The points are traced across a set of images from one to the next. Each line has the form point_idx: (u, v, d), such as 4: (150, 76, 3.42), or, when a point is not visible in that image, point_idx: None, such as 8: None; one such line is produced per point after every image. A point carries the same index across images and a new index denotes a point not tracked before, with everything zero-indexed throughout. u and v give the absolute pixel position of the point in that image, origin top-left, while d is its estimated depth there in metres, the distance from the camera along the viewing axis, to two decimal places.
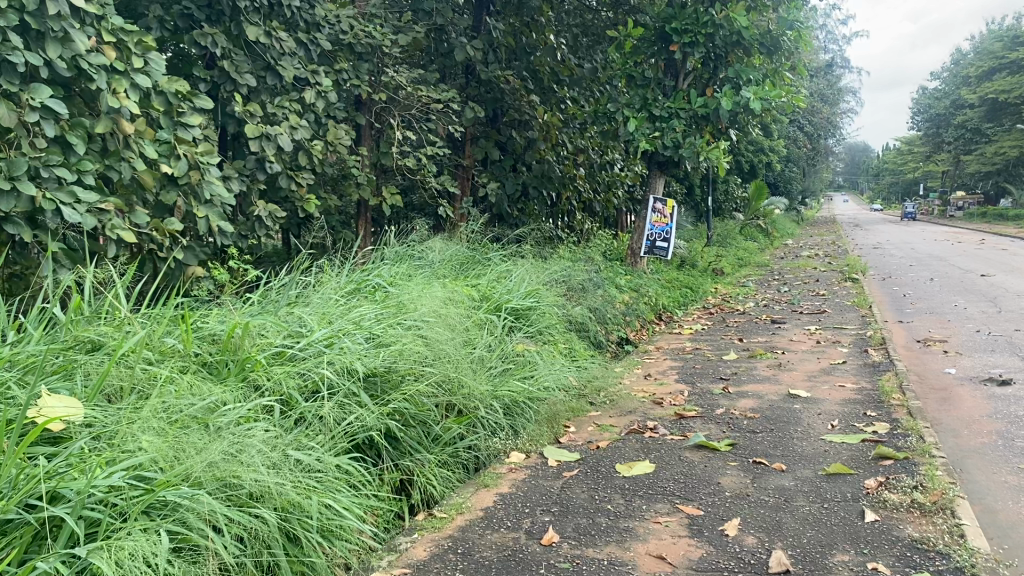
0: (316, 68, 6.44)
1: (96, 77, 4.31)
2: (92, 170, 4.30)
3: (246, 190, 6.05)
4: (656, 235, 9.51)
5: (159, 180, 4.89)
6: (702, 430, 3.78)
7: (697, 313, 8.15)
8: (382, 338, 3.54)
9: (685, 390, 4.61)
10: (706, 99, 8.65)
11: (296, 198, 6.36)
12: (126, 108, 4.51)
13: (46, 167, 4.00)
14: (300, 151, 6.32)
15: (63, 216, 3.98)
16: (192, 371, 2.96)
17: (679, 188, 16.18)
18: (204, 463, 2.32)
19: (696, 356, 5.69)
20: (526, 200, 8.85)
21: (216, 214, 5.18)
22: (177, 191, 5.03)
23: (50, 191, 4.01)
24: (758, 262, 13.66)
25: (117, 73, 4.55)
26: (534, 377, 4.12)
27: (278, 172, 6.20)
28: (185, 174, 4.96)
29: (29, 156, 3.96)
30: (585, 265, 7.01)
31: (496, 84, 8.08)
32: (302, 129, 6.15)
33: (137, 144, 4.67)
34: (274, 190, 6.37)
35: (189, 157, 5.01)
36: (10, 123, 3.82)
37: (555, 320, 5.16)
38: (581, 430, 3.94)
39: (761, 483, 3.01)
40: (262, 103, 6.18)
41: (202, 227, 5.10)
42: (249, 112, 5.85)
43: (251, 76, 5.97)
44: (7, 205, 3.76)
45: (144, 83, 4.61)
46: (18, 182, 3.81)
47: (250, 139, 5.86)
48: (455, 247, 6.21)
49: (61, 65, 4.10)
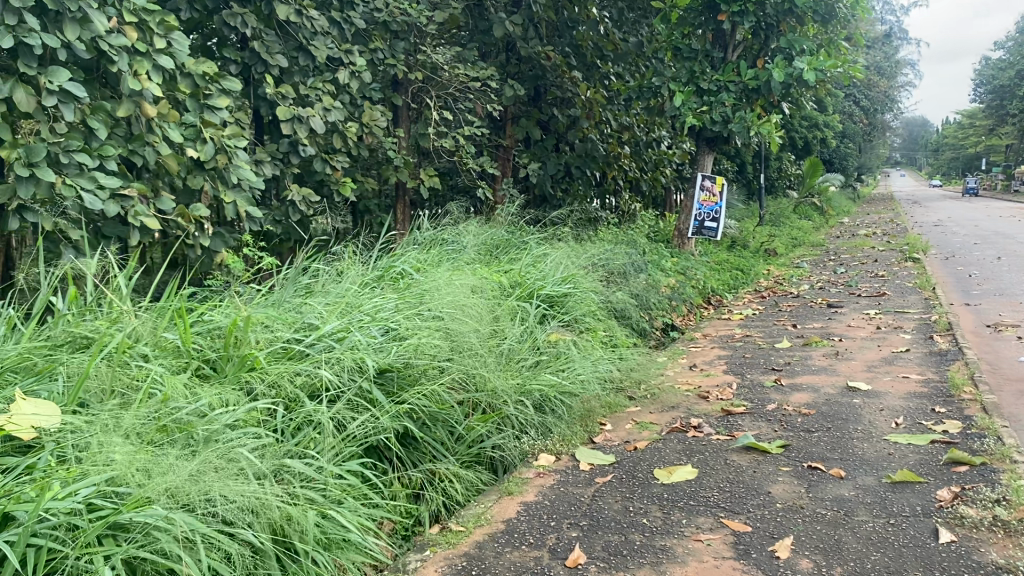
0: (351, 47, 6.18)
1: (117, 59, 4.09)
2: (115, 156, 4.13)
3: (279, 174, 5.84)
4: (704, 215, 9.05)
5: (184, 165, 4.70)
6: (752, 428, 3.44)
7: (748, 297, 7.77)
8: (399, 331, 3.27)
9: (733, 382, 4.27)
10: (758, 72, 8.22)
11: (331, 182, 6.13)
12: (149, 91, 4.30)
13: (66, 153, 3.85)
14: (335, 134, 6.09)
15: (84, 203, 3.83)
16: (189, 372, 2.75)
17: (730, 166, 15.66)
18: (184, 480, 2.08)
19: (746, 343, 5.33)
20: (568, 180, 8.53)
21: (244, 199, 4.96)
22: (204, 176, 4.83)
23: (71, 178, 3.85)
24: (813, 241, 13.15)
25: (140, 54, 4.33)
26: (569, 370, 3.82)
27: (312, 155, 5.97)
28: (211, 159, 4.75)
29: (48, 141, 3.81)
30: (628, 247, 6.69)
31: (537, 61, 7.76)
32: (336, 110, 5.91)
33: (160, 128, 4.48)
34: (306, 174, 6.14)
35: (216, 140, 4.79)
36: (29, 109, 3.66)
37: (593, 306, 4.85)
38: (618, 428, 3.63)
39: (818, 493, 2.67)
40: (294, 84, 5.95)
41: (230, 213, 4.89)
42: (280, 94, 5.62)
43: (282, 56, 5.73)
44: (28, 192, 3.64)
45: (167, 64, 4.38)
46: (37, 169, 3.67)
47: (281, 121, 5.64)
48: (491, 230, 5.93)
49: (80, 47, 3.88)
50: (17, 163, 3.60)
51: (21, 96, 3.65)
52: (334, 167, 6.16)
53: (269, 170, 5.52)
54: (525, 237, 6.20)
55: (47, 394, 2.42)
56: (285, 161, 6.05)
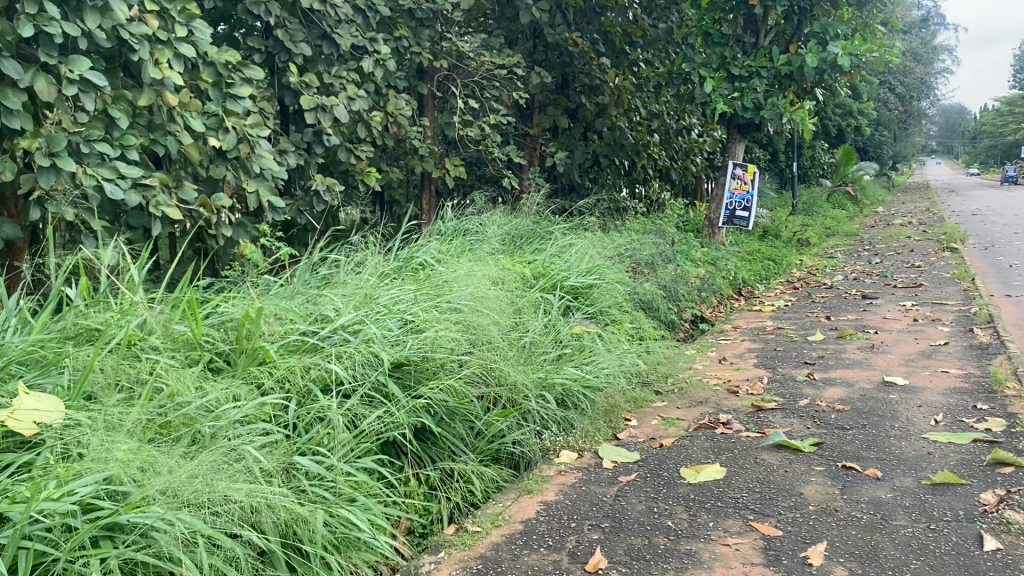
0: (375, 35, 6.08)
1: (138, 48, 4.02)
2: (135, 145, 4.08)
3: (303, 164, 5.77)
4: (735, 204, 8.87)
5: (206, 154, 4.64)
6: (784, 425, 3.31)
7: (780, 288, 7.58)
8: (417, 323, 3.17)
9: (764, 376, 4.13)
10: (791, 57, 8.01)
11: (355, 172, 6.05)
12: (169, 79, 4.24)
13: (87, 143, 3.82)
14: (359, 123, 6.00)
15: (105, 193, 3.81)
16: (200, 366, 2.68)
17: (762, 154, 15.40)
18: (189, 476, 1.99)
19: (778, 336, 5.17)
20: (597, 169, 8.39)
21: (267, 188, 4.89)
22: (226, 165, 4.77)
23: (92, 168, 3.84)
24: (847, 230, 12.88)
25: (161, 42, 4.26)
26: (593, 364, 3.71)
27: (337, 145, 5.89)
28: (233, 148, 4.69)
29: (69, 132, 3.76)
30: (656, 237, 6.54)
31: (564, 48, 7.62)
32: (361, 99, 5.82)
33: (181, 117, 4.42)
34: (330, 164, 6.07)
35: (239, 129, 4.72)
36: (50, 98, 3.60)
37: (619, 298, 4.73)
38: (644, 424, 3.51)
39: (853, 495, 2.54)
40: (319, 72, 5.87)
41: (253, 202, 4.82)
42: (304, 83, 5.53)
43: (306, 45, 5.63)
44: (49, 181, 3.62)
45: (189, 53, 4.31)
46: (59, 158, 3.65)
47: (305, 110, 5.56)
48: (516, 220, 5.82)
49: (101, 36, 3.81)
50: (37, 152, 3.57)
51: (42, 86, 3.59)
52: (360, 157, 6.08)
53: (293, 160, 5.45)
54: (550, 227, 6.07)
55: (53, 388, 2.35)
56: (308, 151, 5.97)
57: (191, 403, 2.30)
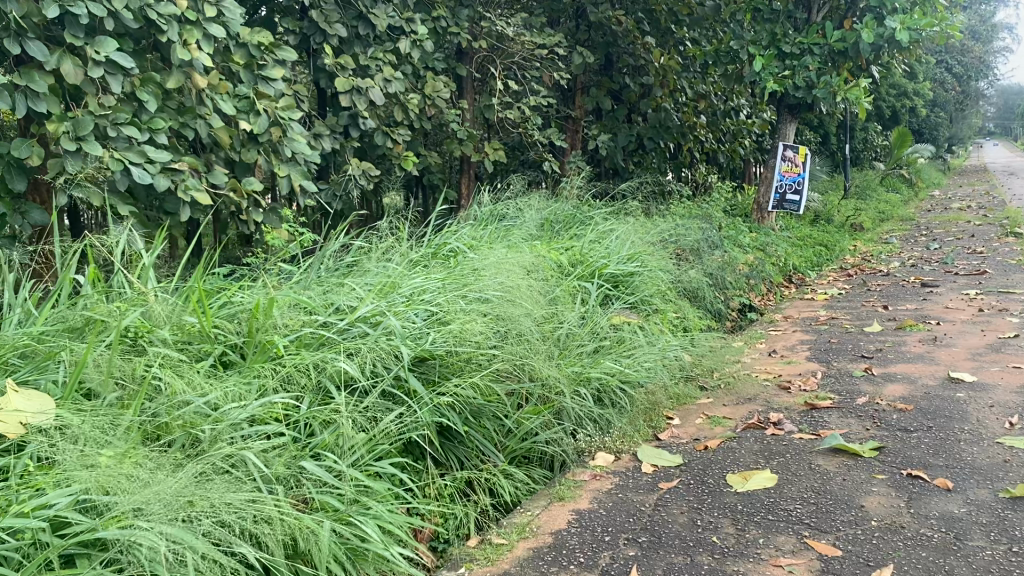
0: (412, 15, 5.87)
1: (166, 28, 3.86)
2: (164, 129, 3.95)
3: (338, 148, 5.59)
4: (785, 187, 8.51)
5: (237, 138, 4.48)
6: (840, 426, 3.05)
7: (833, 275, 7.24)
8: (443, 314, 2.97)
9: (818, 371, 3.85)
10: (845, 32, 7.60)
11: (393, 156, 5.85)
12: (199, 61, 4.08)
13: (114, 127, 3.72)
14: (395, 105, 5.80)
15: (132, 177, 3.69)
16: (209, 362, 2.50)
17: (813, 137, 14.95)
18: (179, 485, 1.80)
19: (832, 327, 4.87)
20: (641, 152, 8.10)
21: (299, 173, 4.72)
22: (259, 149, 4.61)
23: (120, 152, 3.72)
24: (904, 214, 12.40)
25: (189, 23, 4.09)
26: (632, 357, 3.48)
27: (373, 128, 5.69)
28: (265, 132, 4.52)
29: (96, 115, 3.66)
30: (702, 222, 6.25)
31: (608, 26, 7.33)
32: (398, 82, 5.61)
33: (211, 99, 4.26)
34: (367, 148, 5.88)
35: (270, 112, 4.55)
36: (76, 81, 3.51)
37: (662, 286, 4.48)
38: (687, 424, 3.27)
39: (921, 509, 2.28)
40: (354, 54, 5.67)
41: (284, 187, 4.65)
42: (340, 64, 5.34)
43: (342, 26, 5.44)
44: (75, 166, 3.54)
45: (219, 33, 4.14)
46: (84, 143, 3.57)
47: (340, 93, 5.37)
48: (555, 205, 5.59)
49: (128, 16, 3.68)
50: (65, 137, 3.50)
51: (68, 68, 3.52)
52: (396, 141, 5.88)
53: (327, 144, 5.27)
54: (591, 211, 5.82)
55: (47, 385, 2.18)
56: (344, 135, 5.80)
57: (193, 402, 2.13)
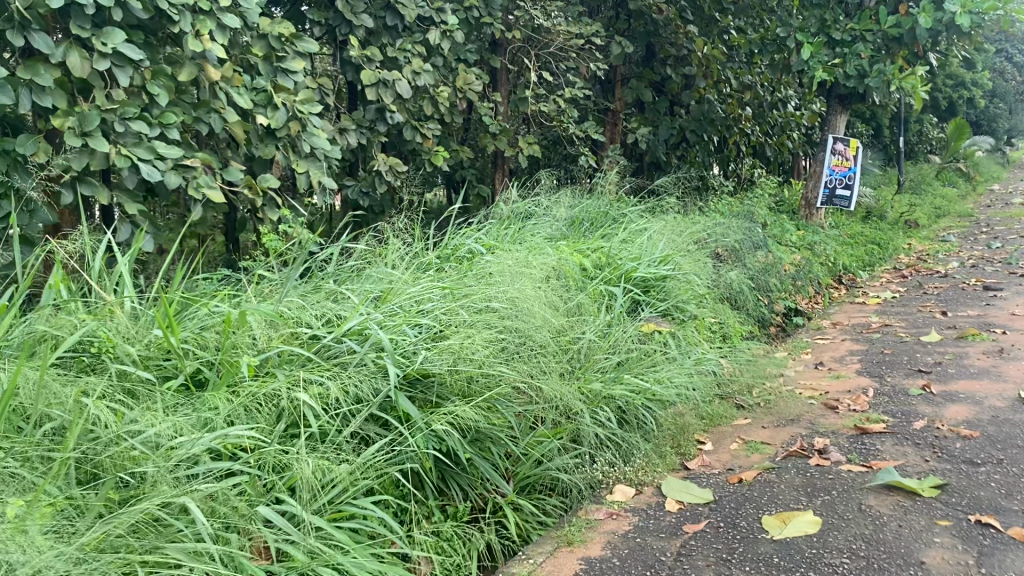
0: (442, 4, 5.54)
1: (178, 18, 3.59)
2: (176, 124, 3.67)
3: (365, 144, 5.29)
4: (835, 182, 8.04)
5: (254, 132, 4.21)
6: (897, 456, 2.67)
7: (887, 276, 6.80)
8: (443, 328, 2.68)
9: (870, 388, 3.46)
10: (901, 18, 7.08)
11: (422, 151, 5.54)
12: (213, 51, 3.82)
13: (121, 121, 3.46)
14: (424, 99, 5.49)
15: (140, 174, 3.44)
16: (173, 386, 2.22)
17: (865, 129, 14.38)
18: (81, 557, 1.49)
19: (886, 336, 4.46)
20: (684, 146, 7.70)
21: (319, 168, 4.44)
22: (276, 144, 4.33)
23: (128, 148, 3.47)
24: (961, 210, 11.79)
25: (202, 12, 3.80)
26: (661, 371, 3.15)
27: (400, 122, 5.39)
28: (284, 126, 4.24)
29: (102, 109, 3.41)
30: (745, 220, 5.87)
31: (648, 14, 6.94)
32: (427, 74, 5.29)
33: (224, 92, 4.00)
34: (396, 143, 5.59)
35: (289, 106, 4.27)
36: (81, 74, 3.31)
37: (700, 291, 4.13)
38: (721, 449, 2.93)
39: (994, 569, 1.92)
40: (382, 45, 5.37)
41: (302, 185, 4.37)
42: (366, 56, 5.04)
43: (368, 16, 5.13)
44: (82, 164, 3.29)
45: (234, 23, 3.86)
46: (91, 138, 3.31)
47: (366, 85, 5.08)
48: (585, 201, 5.25)
49: (136, 5, 3.42)
50: (69, 132, 3.26)
51: (75, 60, 3.32)
52: (427, 136, 5.56)
53: (351, 140, 4.99)
54: (624, 209, 5.47)
55: None
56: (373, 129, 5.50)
57: (147, 432, 1.85)
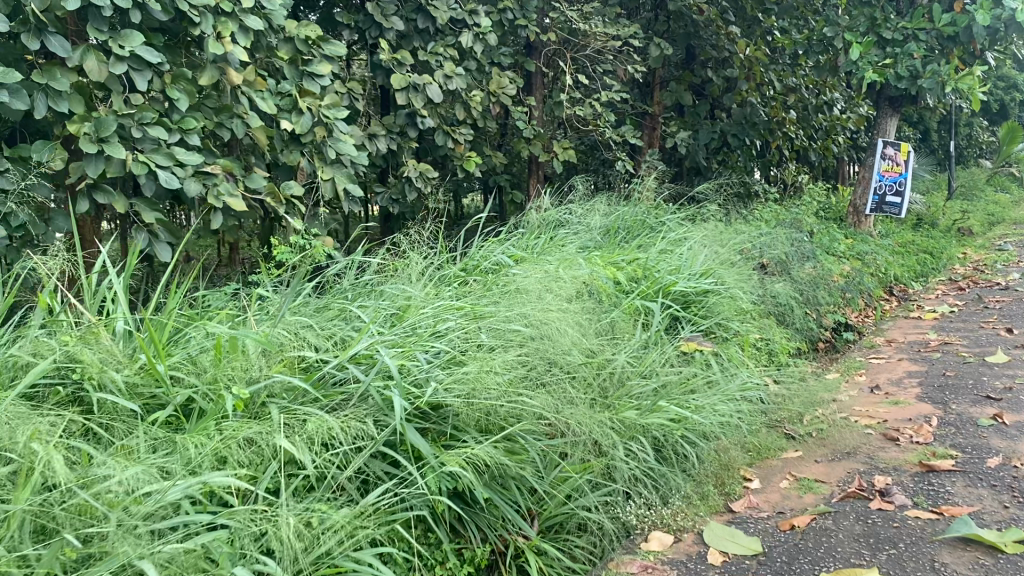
0: (475, 5, 5.28)
1: (197, 21, 3.37)
2: (198, 129, 3.44)
3: (395, 150, 5.06)
4: (885, 189, 7.66)
5: (277, 138, 3.97)
6: (972, 501, 2.37)
7: (942, 288, 6.43)
8: (460, 354, 2.43)
9: (935, 417, 3.15)
10: (956, 15, 6.66)
11: (455, 157, 5.29)
12: (235, 55, 3.59)
13: (139, 128, 3.23)
14: (456, 103, 5.24)
15: (159, 182, 3.21)
16: (158, 419, 2.01)
17: (913, 133, 13.88)
18: None
19: (946, 355, 4.13)
20: (726, 150, 7.37)
21: (345, 175, 4.18)
22: (301, 150, 4.08)
23: (146, 154, 3.25)
24: (1017, 217, 11.28)
25: (224, 14, 3.58)
26: (703, 397, 2.86)
27: (432, 127, 5.15)
28: (310, 132, 3.99)
29: (120, 114, 3.19)
30: (791, 229, 5.54)
31: (688, 15, 6.61)
32: (460, 79, 5.04)
33: (247, 97, 3.76)
34: (427, 148, 5.35)
35: (315, 111, 4.02)
36: (99, 79, 3.08)
37: (745, 307, 3.84)
38: (770, 486, 2.65)
39: None
40: (414, 49, 5.12)
41: (328, 192, 4.12)
42: (396, 60, 4.80)
43: (399, 18, 4.88)
44: (96, 170, 3.09)
45: (257, 25, 3.63)
46: (107, 145, 3.10)
47: (396, 90, 4.83)
48: (621, 210, 4.98)
49: (155, 6, 3.20)
50: (84, 138, 3.05)
51: (93, 64, 3.08)
52: (459, 141, 5.30)
53: (380, 146, 4.75)
54: (662, 217, 5.18)
55: None
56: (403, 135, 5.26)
57: (115, 475, 1.62)
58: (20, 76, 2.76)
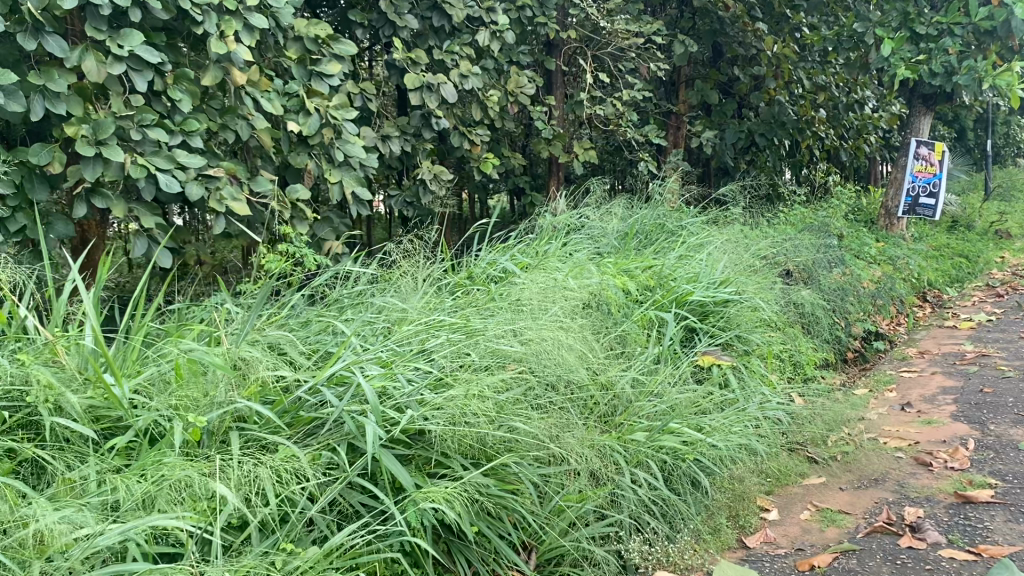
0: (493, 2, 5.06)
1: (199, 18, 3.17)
2: (201, 131, 3.23)
3: (410, 152, 4.84)
4: (918, 189, 7.34)
5: (282, 140, 3.76)
6: (1014, 541, 2.13)
7: (978, 294, 6.15)
8: (448, 375, 2.23)
9: (972, 440, 2.90)
10: (993, 9, 6.33)
11: (471, 159, 5.08)
12: (239, 53, 3.38)
13: (138, 129, 3.03)
14: (473, 103, 5.03)
15: (159, 185, 3.00)
16: (114, 448, 1.83)
17: (947, 131, 13.49)
18: None
19: (984, 368, 3.87)
20: (755, 150, 7.11)
21: (354, 178, 3.96)
22: (308, 152, 3.87)
23: (146, 157, 3.04)
24: None
25: (227, 11, 3.38)
26: (719, 418, 2.63)
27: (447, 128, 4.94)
28: (317, 134, 3.78)
29: (118, 115, 2.99)
30: (818, 233, 5.29)
31: (713, 11, 6.35)
32: (476, 78, 4.83)
33: (253, 96, 3.54)
34: (444, 150, 5.14)
35: (323, 111, 3.79)
36: (99, 80, 2.87)
37: (767, 317, 3.61)
38: (788, 518, 2.45)
39: None
40: (429, 48, 4.90)
41: (336, 196, 3.89)
42: (411, 58, 4.59)
43: (413, 15, 4.67)
44: (93, 173, 2.90)
45: (262, 22, 3.41)
46: (105, 147, 2.90)
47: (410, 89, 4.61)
48: (639, 213, 4.76)
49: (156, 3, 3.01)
50: (82, 141, 2.86)
51: (91, 64, 2.87)
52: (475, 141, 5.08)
53: (394, 147, 4.53)
54: (682, 220, 4.96)
55: None
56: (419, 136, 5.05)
57: (42, 518, 1.46)
58: (15, 78, 2.59)
